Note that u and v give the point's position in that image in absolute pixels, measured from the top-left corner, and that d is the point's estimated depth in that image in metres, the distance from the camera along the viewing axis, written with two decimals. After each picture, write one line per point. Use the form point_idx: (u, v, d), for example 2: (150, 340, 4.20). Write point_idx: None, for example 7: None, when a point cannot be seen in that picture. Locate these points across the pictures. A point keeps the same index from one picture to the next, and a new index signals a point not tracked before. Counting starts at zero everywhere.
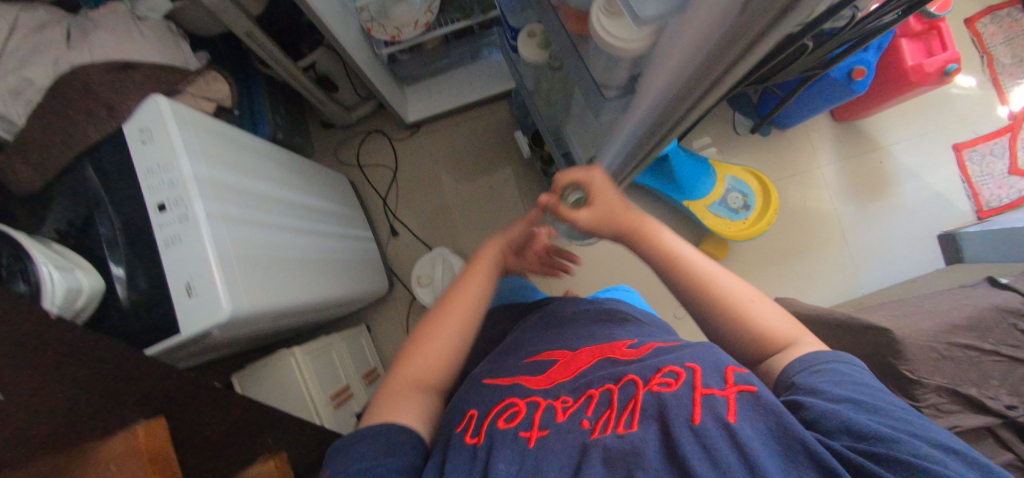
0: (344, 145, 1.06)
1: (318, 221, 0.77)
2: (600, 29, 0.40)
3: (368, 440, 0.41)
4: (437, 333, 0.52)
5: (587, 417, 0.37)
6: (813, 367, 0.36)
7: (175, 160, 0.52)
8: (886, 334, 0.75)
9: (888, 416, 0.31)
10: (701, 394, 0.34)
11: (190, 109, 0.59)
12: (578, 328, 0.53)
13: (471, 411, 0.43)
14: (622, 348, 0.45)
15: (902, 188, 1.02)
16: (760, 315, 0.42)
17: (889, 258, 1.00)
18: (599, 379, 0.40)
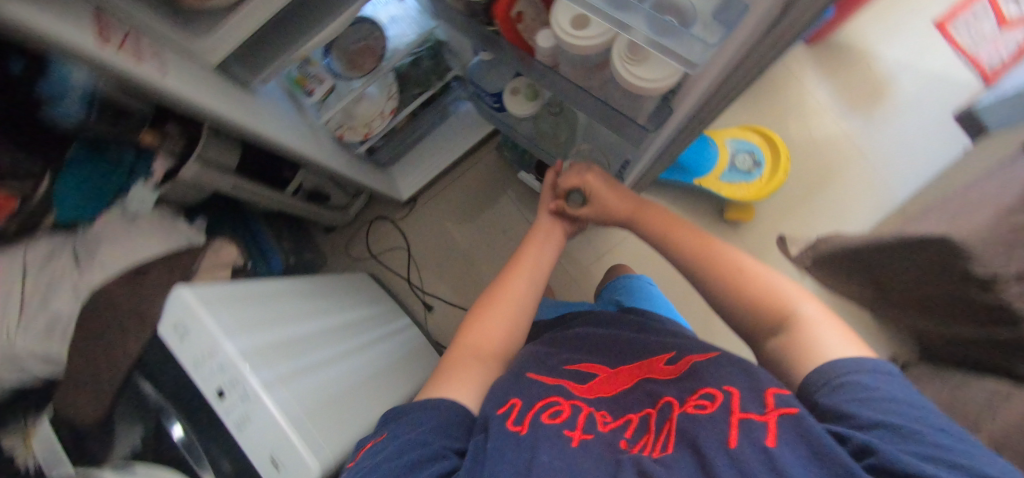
0: (352, 242, 1.07)
1: (358, 335, 0.77)
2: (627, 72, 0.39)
3: (427, 412, 0.41)
4: (495, 311, 0.55)
5: (626, 438, 0.39)
6: (838, 379, 0.35)
7: (217, 343, 0.52)
8: (943, 239, 0.72)
9: (927, 443, 0.30)
10: (738, 419, 0.35)
11: (209, 286, 0.59)
12: (618, 341, 0.54)
13: (512, 398, 0.43)
14: (661, 366, 0.47)
15: (900, 82, 0.99)
16: (766, 283, 0.47)
17: (914, 155, 0.97)
18: (639, 402, 0.43)
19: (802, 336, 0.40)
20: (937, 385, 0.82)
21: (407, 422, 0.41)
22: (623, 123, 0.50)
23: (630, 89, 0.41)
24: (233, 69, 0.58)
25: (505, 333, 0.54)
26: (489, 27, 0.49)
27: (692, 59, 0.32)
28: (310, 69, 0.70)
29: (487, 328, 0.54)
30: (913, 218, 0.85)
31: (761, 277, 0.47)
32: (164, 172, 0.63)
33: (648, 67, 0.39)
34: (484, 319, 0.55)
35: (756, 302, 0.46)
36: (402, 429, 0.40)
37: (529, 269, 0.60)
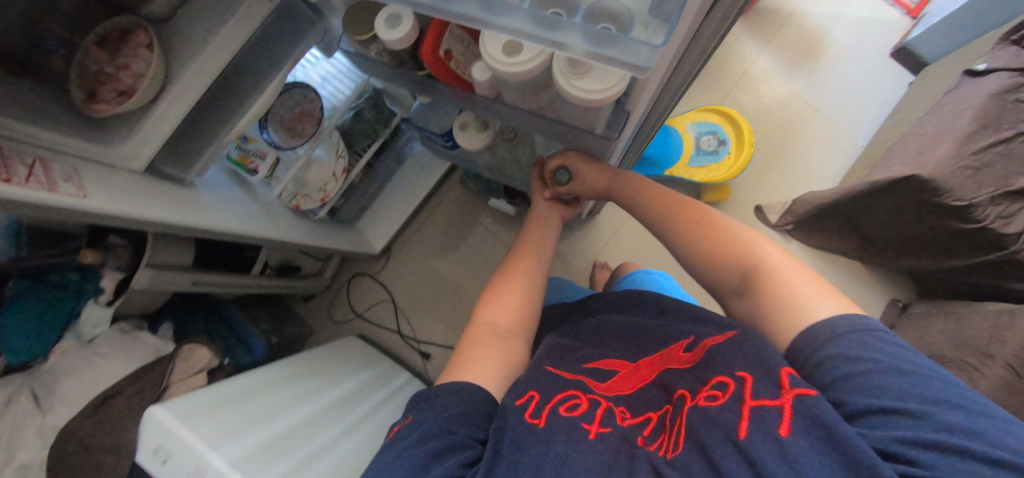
0: (335, 305, 1.03)
1: (357, 409, 0.73)
2: (570, 88, 0.34)
3: (453, 394, 0.39)
4: (512, 289, 0.51)
5: (643, 436, 0.37)
6: (825, 351, 0.33)
7: (205, 460, 0.48)
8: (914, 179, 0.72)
9: (934, 426, 0.27)
10: (749, 407, 0.33)
11: (186, 398, 0.55)
12: (635, 326, 0.48)
13: (532, 390, 0.40)
14: (679, 353, 0.42)
15: (833, 34, 1.01)
16: (735, 234, 0.44)
17: (864, 100, 0.98)
18: (657, 400, 0.40)
19: (775, 293, 0.38)
20: (943, 320, 0.81)
21: (432, 404, 0.38)
22: (583, 141, 0.47)
23: (582, 105, 0.36)
24: (163, 168, 0.55)
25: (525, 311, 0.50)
26: (419, 72, 0.46)
27: (640, 66, 0.27)
28: (250, 147, 0.68)
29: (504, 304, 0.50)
30: (880, 161, 0.85)
31: (724, 230, 0.45)
32: (115, 285, 0.59)
33: (595, 78, 0.34)
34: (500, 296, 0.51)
35: (721, 261, 0.44)
36: (424, 416, 0.38)
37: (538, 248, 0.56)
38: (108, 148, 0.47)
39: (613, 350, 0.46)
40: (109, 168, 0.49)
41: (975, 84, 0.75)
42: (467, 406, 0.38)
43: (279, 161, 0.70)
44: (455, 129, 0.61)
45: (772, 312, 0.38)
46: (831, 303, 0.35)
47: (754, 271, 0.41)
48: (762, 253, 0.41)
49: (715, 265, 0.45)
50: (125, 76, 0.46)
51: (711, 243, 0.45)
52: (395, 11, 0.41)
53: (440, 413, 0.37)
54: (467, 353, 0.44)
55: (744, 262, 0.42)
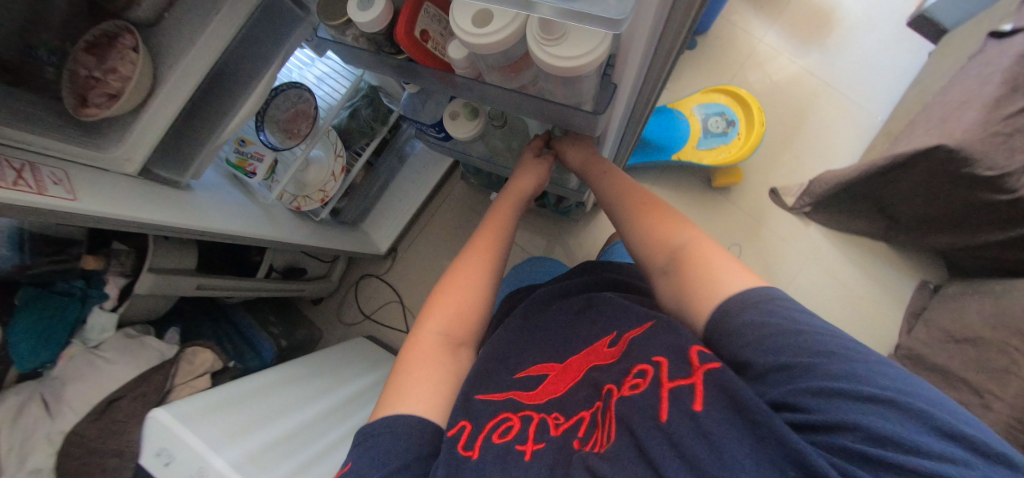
0: (344, 307, 1.03)
1: (364, 410, 0.72)
2: (543, 56, 0.33)
3: (392, 433, 0.36)
4: (462, 291, 0.47)
5: (578, 437, 0.37)
6: (741, 314, 0.33)
7: (205, 461, 0.47)
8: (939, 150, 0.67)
9: (824, 374, 0.28)
10: (668, 389, 0.33)
11: (188, 401, 0.55)
12: (562, 328, 0.50)
13: (463, 420, 0.38)
14: (603, 349, 0.43)
15: (845, 5, 0.96)
16: (668, 220, 0.44)
17: (881, 71, 0.93)
18: (589, 396, 0.40)
19: (690, 273, 0.39)
20: (979, 300, 0.76)
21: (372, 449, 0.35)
22: (573, 121, 0.45)
23: (558, 74, 0.34)
24: (157, 172, 0.55)
25: (476, 311, 0.47)
26: (399, 56, 0.45)
27: (612, 18, 0.25)
28: (247, 149, 0.67)
29: (451, 306, 0.46)
30: (901, 135, 0.80)
31: (661, 213, 0.45)
32: (118, 290, 0.59)
33: (574, 42, 0.32)
34: (450, 294, 0.47)
35: (651, 244, 0.44)
36: (363, 463, 0.34)
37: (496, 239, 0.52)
38: (98, 150, 0.47)
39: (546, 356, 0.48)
40: (101, 171, 0.49)
41: (1001, 46, 0.70)
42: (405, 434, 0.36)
43: (277, 162, 0.70)
44: (445, 119, 0.60)
45: (689, 291, 0.38)
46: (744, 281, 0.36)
47: (678, 256, 0.41)
48: (688, 239, 0.41)
49: (643, 247, 0.45)
50: (112, 80, 0.46)
51: (641, 228, 0.45)
52: None
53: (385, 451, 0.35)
54: (407, 375, 0.41)
55: (673, 243, 0.42)
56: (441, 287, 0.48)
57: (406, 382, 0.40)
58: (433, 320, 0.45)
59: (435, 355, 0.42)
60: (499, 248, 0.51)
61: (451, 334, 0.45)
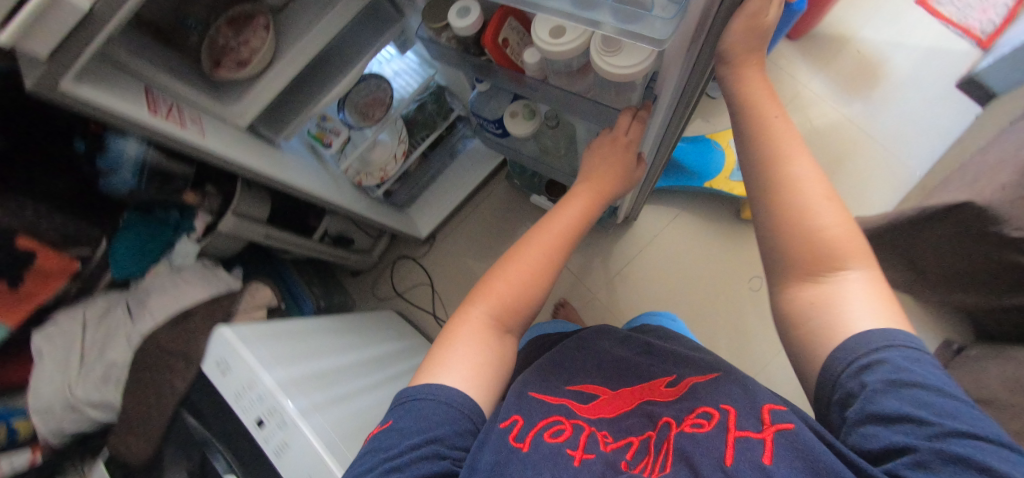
0: (379, 282, 1.11)
1: (388, 366, 0.79)
2: (601, 67, 0.40)
3: (432, 408, 0.37)
4: (518, 276, 0.48)
5: (627, 460, 0.36)
6: (879, 359, 0.31)
7: (256, 376, 0.55)
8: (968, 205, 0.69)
9: (963, 435, 0.26)
10: (734, 437, 0.33)
11: (247, 325, 0.63)
12: (617, 362, 0.50)
13: (516, 414, 0.39)
14: (659, 388, 0.43)
15: (894, 62, 1.00)
16: (830, 219, 0.36)
17: (926, 128, 0.96)
18: (639, 425, 0.39)
19: (824, 259, 0.35)
20: (1000, 363, 0.75)
21: (417, 411, 0.38)
22: (617, 125, 0.51)
23: (613, 79, 0.40)
24: (261, 130, 0.66)
25: (524, 304, 0.48)
26: (481, 57, 0.54)
27: (657, 38, 0.32)
28: (327, 124, 0.76)
29: (500, 291, 0.47)
30: (934, 190, 0.83)
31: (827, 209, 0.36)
32: (205, 225, 0.71)
33: (627, 54, 0.39)
34: (502, 281, 0.48)
35: (798, 238, 0.36)
36: (403, 425, 0.37)
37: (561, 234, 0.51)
38: (224, 105, 0.58)
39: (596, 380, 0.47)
40: (223, 122, 0.59)
41: None
42: (444, 415, 0.37)
43: (349, 139, 0.79)
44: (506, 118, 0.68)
45: (812, 316, 0.35)
46: (878, 311, 0.33)
47: (830, 266, 0.35)
48: (852, 260, 0.35)
49: (785, 240, 0.37)
50: (244, 50, 0.57)
51: (802, 224, 0.36)
52: (465, 3, 0.48)
53: (428, 424, 0.36)
54: (452, 345, 0.44)
55: (821, 221, 0.36)
56: (496, 273, 0.49)
57: (449, 353, 0.43)
58: (485, 298, 0.47)
59: (474, 330, 0.45)
60: (560, 249, 0.51)
61: (501, 317, 0.47)
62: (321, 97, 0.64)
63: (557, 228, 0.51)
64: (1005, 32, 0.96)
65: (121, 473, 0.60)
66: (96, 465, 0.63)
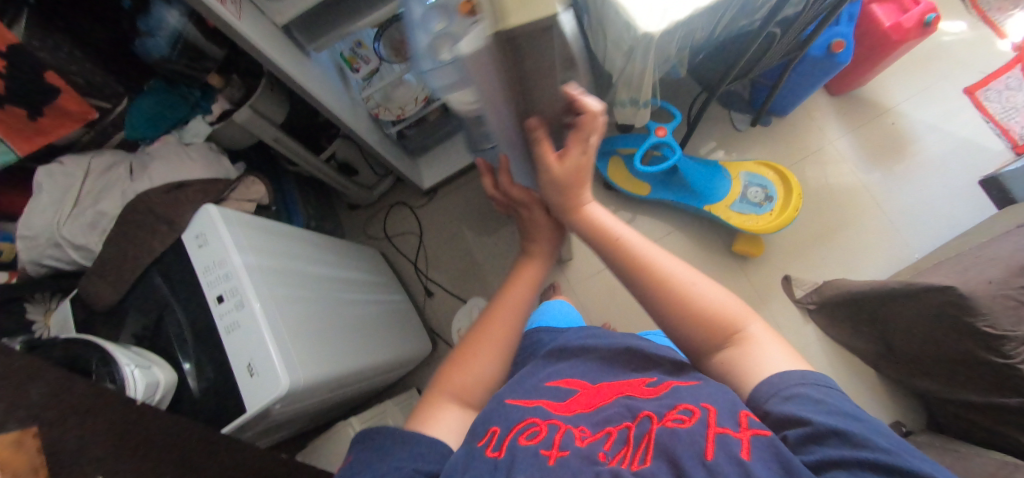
0: (372, 221, 1.14)
1: (355, 293, 0.82)
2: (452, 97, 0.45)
3: (400, 438, 0.40)
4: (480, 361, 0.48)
5: (605, 450, 0.36)
6: (795, 388, 0.34)
7: (228, 255, 0.58)
8: (951, 290, 0.69)
9: (881, 450, 0.29)
10: (715, 433, 0.33)
11: (234, 211, 0.66)
12: (588, 355, 0.52)
13: (494, 427, 0.41)
14: (641, 386, 0.43)
15: (925, 142, 1.00)
16: (709, 295, 0.41)
17: (937, 215, 0.95)
18: (619, 415, 0.39)
19: (725, 344, 0.40)
20: (940, 453, 0.76)
21: (379, 448, 0.40)
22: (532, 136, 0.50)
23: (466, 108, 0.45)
24: (295, 33, 0.68)
25: (493, 381, 0.49)
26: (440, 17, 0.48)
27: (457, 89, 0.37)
28: (361, 51, 0.81)
29: (466, 377, 0.47)
30: (925, 272, 0.83)
31: (705, 287, 0.41)
32: (221, 111, 0.73)
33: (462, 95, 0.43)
34: (468, 368, 0.48)
35: (698, 326, 0.40)
36: (372, 461, 0.38)
37: (516, 315, 0.51)
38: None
39: (576, 377, 0.49)
40: (261, 16, 0.62)
41: None
42: (417, 445, 0.40)
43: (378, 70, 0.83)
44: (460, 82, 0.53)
45: (736, 373, 0.39)
46: (781, 355, 0.38)
47: (732, 337, 0.40)
48: (744, 320, 0.40)
49: (690, 332, 0.41)
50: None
51: (694, 311, 0.40)
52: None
53: (391, 458, 0.38)
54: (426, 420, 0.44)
55: (704, 308, 0.40)
56: (460, 358, 0.49)
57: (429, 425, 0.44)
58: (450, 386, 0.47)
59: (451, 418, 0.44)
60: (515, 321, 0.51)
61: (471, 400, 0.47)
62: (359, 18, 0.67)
63: (508, 311, 0.51)
64: None
65: (82, 313, 0.63)
66: (63, 301, 0.66)
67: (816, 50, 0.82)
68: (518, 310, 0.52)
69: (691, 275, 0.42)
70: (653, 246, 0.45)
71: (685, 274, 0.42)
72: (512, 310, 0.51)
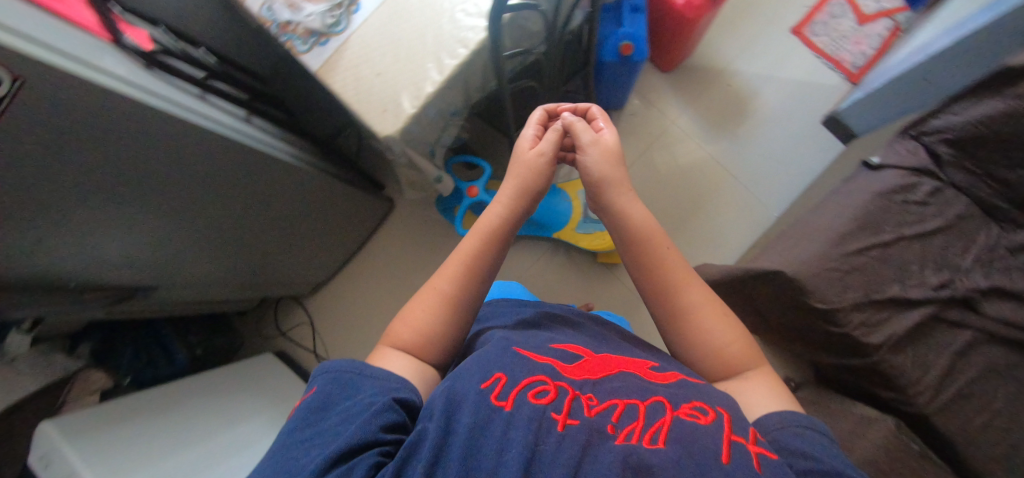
0: (264, 320, 1.11)
1: (249, 423, 0.82)
2: None
3: (371, 373, 0.43)
4: (417, 306, 0.52)
5: (613, 422, 0.38)
6: (802, 429, 0.41)
7: (71, 469, 0.58)
8: (782, 275, 0.73)
9: None
10: (730, 440, 0.37)
11: (81, 414, 0.67)
12: (588, 336, 0.55)
13: (498, 372, 0.42)
14: (646, 368, 0.48)
15: (765, 97, 1.00)
16: (728, 331, 0.50)
17: (786, 165, 0.97)
18: (628, 388, 0.43)
19: (730, 361, 0.49)
20: (818, 411, 0.82)
21: (350, 383, 0.42)
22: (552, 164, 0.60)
23: None
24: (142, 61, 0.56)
25: (438, 338, 0.50)
26: None
27: None
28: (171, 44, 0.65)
29: (410, 332, 0.50)
30: (773, 244, 0.86)
31: (731, 319, 0.51)
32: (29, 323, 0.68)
33: None
34: (405, 318, 0.51)
35: (711, 349, 0.49)
36: (345, 395, 0.41)
37: (469, 264, 0.53)
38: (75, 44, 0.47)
39: (580, 345, 0.52)
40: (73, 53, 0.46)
41: (868, 177, 0.77)
42: (391, 376, 0.43)
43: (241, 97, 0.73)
44: None
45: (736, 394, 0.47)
46: (772, 399, 0.45)
47: (737, 369, 0.49)
48: (748, 365, 0.49)
49: (704, 349, 0.50)
50: None
51: (710, 336, 0.50)
52: None
53: (358, 394, 0.41)
54: (386, 349, 0.49)
55: (721, 336, 0.50)
56: (407, 308, 0.52)
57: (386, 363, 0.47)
58: (394, 329, 0.51)
59: (399, 362, 0.47)
60: (480, 274, 0.53)
61: (414, 348, 0.49)
62: (162, 71, 0.59)
63: (459, 259, 0.54)
64: (872, 66, 0.98)
65: None
66: None
67: (610, 56, 0.81)
68: (469, 258, 0.54)
69: (715, 298, 0.52)
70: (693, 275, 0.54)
71: (710, 296, 0.52)
72: (464, 259, 0.54)
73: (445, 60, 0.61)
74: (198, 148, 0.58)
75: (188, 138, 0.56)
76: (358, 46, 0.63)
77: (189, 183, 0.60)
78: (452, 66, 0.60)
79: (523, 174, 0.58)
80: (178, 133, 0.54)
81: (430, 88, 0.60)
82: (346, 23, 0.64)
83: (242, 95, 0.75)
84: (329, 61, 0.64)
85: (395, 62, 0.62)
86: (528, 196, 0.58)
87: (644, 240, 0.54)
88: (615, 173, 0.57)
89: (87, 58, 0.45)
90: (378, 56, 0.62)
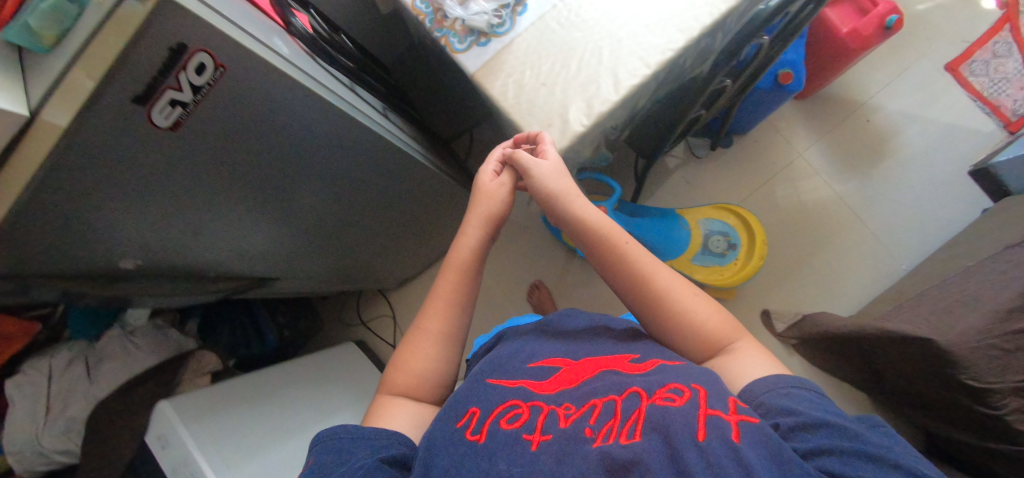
0: (346, 307, 1.11)
1: (341, 417, 0.80)
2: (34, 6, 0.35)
3: (361, 436, 0.43)
4: (412, 352, 0.52)
5: (590, 425, 0.39)
6: (788, 388, 0.39)
7: (189, 454, 0.56)
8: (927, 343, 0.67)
9: (842, 435, 0.34)
10: (705, 414, 0.35)
11: (189, 397, 0.66)
12: (562, 339, 0.54)
13: (473, 407, 0.44)
14: (624, 361, 0.46)
15: (906, 138, 0.93)
16: (698, 310, 0.47)
17: (923, 215, 0.90)
18: (604, 388, 0.42)
19: (715, 340, 0.46)
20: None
21: (340, 449, 0.42)
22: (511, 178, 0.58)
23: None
24: (308, 54, 0.52)
25: (436, 375, 0.52)
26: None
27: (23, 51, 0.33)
28: (326, 30, 0.61)
29: (407, 376, 0.51)
30: (906, 303, 0.79)
31: (699, 297, 0.49)
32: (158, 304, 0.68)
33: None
34: (402, 366, 0.52)
35: (696, 335, 0.47)
36: (336, 459, 0.41)
37: (449, 300, 0.54)
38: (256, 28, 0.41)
39: (563, 355, 0.50)
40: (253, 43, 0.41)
41: None
42: (382, 435, 0.43)
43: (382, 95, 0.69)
44: None
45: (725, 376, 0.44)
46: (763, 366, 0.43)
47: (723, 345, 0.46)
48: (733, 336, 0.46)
49: (687, 335, 0.47)
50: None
51: (690, 323, 0.47)
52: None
53: (352, 456, 0.40)
54: (382, 408, 0.49)
55: (700, 319, 0.47)
56: (398, 355, 0.53)
57: (382, 417, 0.48)
58: (389, 383, 0.51)
59: (399, 408, 0.49)
60: (460, 306, 0.54)
61: (411, 391, 0.50)
62: (324, 63, 0.55)
63: (443, 295, 0.54)
64: None
65: None
66: None
67: (764, 83, 0.74)
68: (452, 295, 0.54)
69: (679, 278, 0.50)
70: (654, 259, 0.51)
71: (677, 277, 0.50)
72: (444, 296, 0.54)
73: (625, 79, 0.52)
74: (348, 146, 0.55)
75: (346, 138, 0.53)
76: (521, 52, 0.56)
77: (335, 182, 0.58)
78: (632, 86, 0.52)
79: (481, 202, 0.57)
80: (333, 132, 0.50)
81: (603, 106, 0.52)
82: (511, 25, 0.57)
83: (381, 88, 0.71)
84: (488, 64, 0.57)
85: (559, 72, 0.54)
86: (492, 223, 0.56)
87: (606, 241, 0.52)
88: (568, 187, 0.54)
89: (256, 36, 0.40)
90: (542, 66, 0.55)
